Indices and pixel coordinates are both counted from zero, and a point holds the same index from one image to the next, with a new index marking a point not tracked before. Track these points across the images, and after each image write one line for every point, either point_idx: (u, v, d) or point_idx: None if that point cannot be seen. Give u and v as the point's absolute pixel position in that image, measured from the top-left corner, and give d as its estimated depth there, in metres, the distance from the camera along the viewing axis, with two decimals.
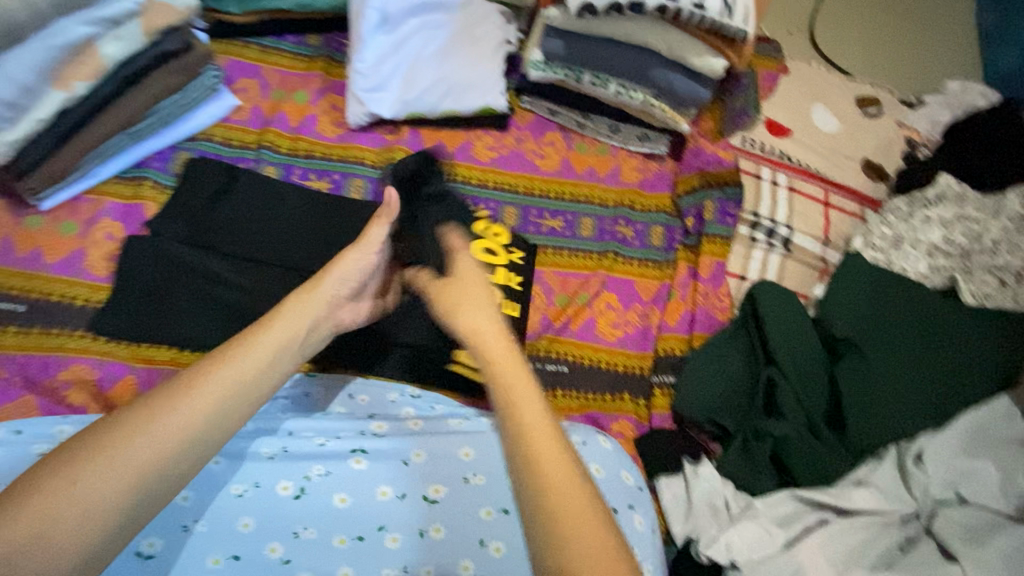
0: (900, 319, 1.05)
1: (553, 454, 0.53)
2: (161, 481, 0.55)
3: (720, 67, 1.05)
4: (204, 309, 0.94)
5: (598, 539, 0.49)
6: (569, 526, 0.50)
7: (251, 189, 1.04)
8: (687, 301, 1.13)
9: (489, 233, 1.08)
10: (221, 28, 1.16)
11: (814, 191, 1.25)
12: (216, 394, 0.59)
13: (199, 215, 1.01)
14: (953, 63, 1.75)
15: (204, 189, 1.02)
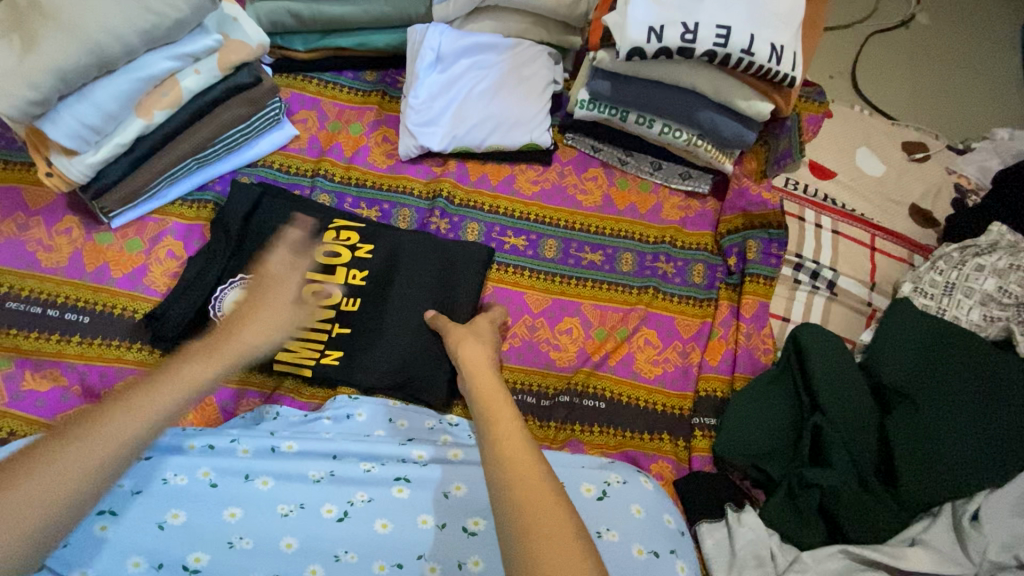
0: (954, 370, 1.01)
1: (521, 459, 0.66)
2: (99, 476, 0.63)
3: (766, 110, 1.06)
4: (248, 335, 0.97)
5: (556, 521, 0.60)
6: (537, 521, 0.59)
7: (288, 211, 1.05)
8: (729, 341, 1.12)
9: (338, 239, 1.04)
10: (287, 63, 1.23)
11: (859, 234, 1.24)
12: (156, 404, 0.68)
13: (240, 237, 1.02)
14: (999, 109, 1.74)
15: (245, 210, 1.04)
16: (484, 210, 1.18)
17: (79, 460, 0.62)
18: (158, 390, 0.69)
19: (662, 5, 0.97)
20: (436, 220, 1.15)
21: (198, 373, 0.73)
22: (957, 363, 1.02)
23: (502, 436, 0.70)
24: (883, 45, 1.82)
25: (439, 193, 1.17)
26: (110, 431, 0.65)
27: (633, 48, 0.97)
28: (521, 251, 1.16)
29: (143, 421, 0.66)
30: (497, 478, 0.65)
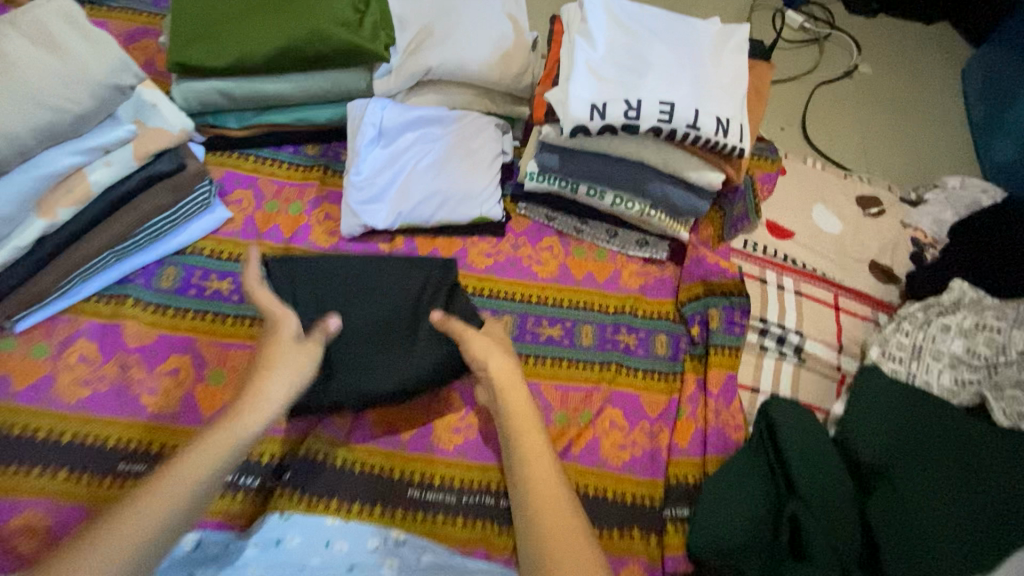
0: (915, 432, 0.99)
1: (551, 494, 0.73)
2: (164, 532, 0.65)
3: (718, 181, 1.01)
4: (325, 388, 0.92)
5: (573, 545, 0.68)
6: (567, 545, 0.68)
7: (394, 277, 1.01)
8: (698, 419, 1.06)
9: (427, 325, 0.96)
10: (220, 141, 1.18)
11: (822, 294, 1.22)
12: (218, 453, 0.71)
13: (351, 293, 0.99)
14: (948, 151, 1.79)
15: (374, 276, 1.00)
16: None
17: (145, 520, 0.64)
18: (218, 438, 0.72)
19: (603, 82, 0.95)
20: None
21: (268, 392, 0.78)
22: (916, 425, 1.00)
23: (530, 459, 0.76)
24: (828, 95, 1.86)
25: None
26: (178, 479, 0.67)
27: (576, 125, 0.93)
28: None
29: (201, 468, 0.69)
30: (525, 504, 0.73)
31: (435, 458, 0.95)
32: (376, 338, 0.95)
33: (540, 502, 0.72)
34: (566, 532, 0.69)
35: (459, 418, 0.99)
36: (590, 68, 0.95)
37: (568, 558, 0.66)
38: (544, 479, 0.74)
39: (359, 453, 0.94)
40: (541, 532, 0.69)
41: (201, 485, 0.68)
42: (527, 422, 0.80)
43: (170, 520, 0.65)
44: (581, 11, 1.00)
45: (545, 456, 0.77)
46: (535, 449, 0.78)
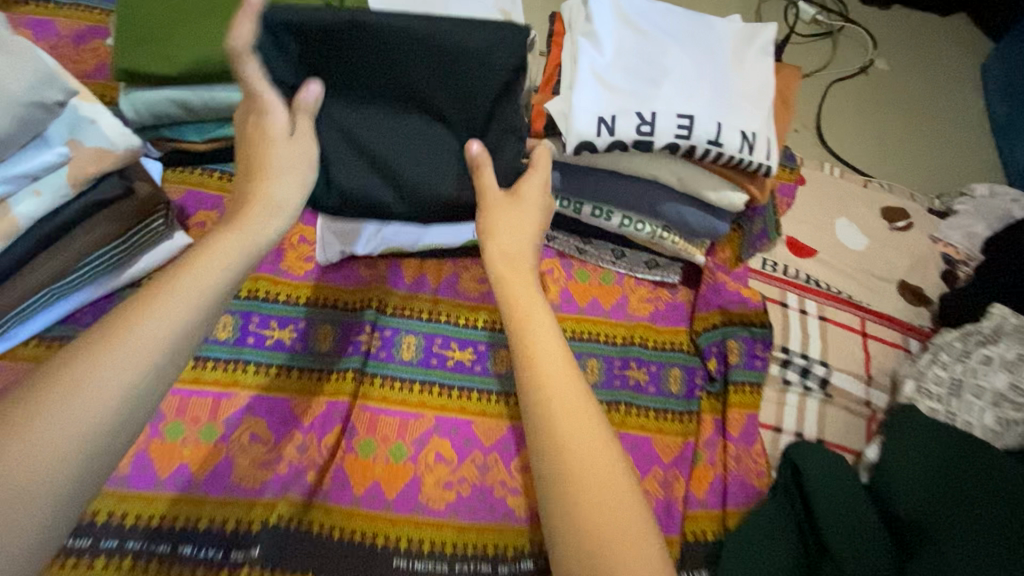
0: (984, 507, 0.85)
1: (585, 427, 0.62)
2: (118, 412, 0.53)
3: (740, 202, 0.90)
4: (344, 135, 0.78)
5: (623, 520, 0.58)
6: (610, 523, 0.57)
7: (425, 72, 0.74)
8: (717, 465, 0.95)
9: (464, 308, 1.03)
10: (180, 155, 1.06)
11: (848, 319, 1.11)
12: (182, 303, 0.58)
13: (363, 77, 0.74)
14: (969, 154, 1.69)
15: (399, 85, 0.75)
16: (422, 318, 1.02)
17: (90, 400, 0.51)
18: (195, 275, 0.60)
19: (612, 92, 0.83)
20: (363, 335, 0.98)
21: (250, 231, 0.66)
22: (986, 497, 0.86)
23: (546, 384, 0.63)
24: (844, 93, 1.74)
25: (367, 303, 1.01)
26: (144, 332, 0.55)
27: (581, 142, 0.81)
28: (468, 367, 0.99)
29: (160, 332, 0.56)
30: (544, 428, 0.62)
31: (423, 520, 0.86)
32: (382, 54, 0.72)
33: (565, 433, 0.61)
34: (616, 503, 0.58)
35: (451, 470, 0.90)
36: (597, 76, 0.83)
37: (632, 552, 0.56)
38: (580, 422, 0.62)
39: (337, 517, 0.84)
40: (571, 485, 0.59)
41: (165, 352, 0.56)
42: (539, 323, 0.67)
43: (146, 380, 0.54)
44: (586, 9, 0.88)
45: (565, 365, 0.65)
46: (554, 368, 0.65)
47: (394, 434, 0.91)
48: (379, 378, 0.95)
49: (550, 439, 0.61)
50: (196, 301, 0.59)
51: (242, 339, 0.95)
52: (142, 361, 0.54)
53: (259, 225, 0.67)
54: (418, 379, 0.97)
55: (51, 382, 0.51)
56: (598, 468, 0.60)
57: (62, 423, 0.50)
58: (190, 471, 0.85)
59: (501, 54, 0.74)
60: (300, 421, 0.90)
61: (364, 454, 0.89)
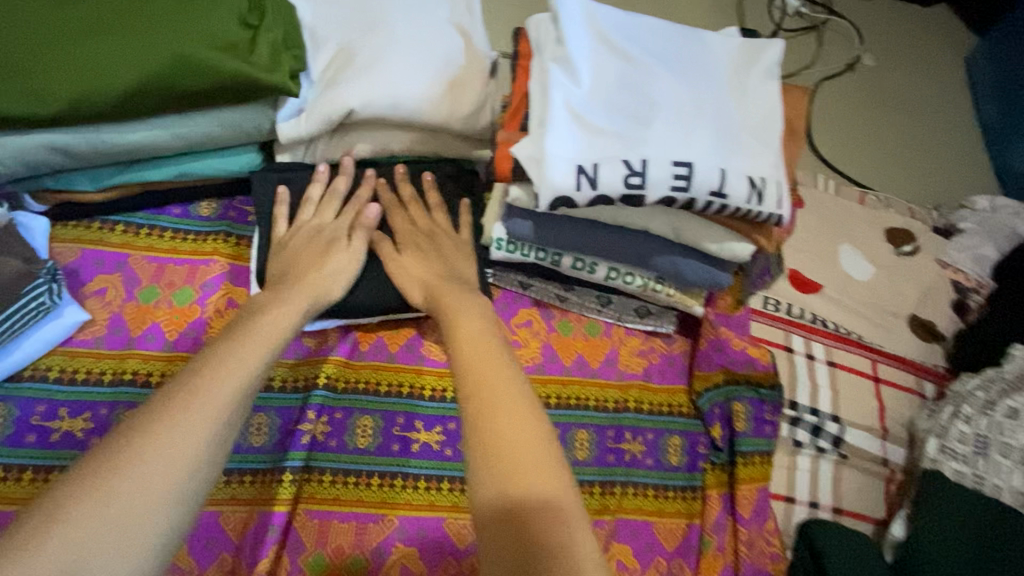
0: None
1: (504, 393, 0.57)
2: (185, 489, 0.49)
3: (745, 254, 0.77)
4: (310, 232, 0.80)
5: (543, 470, 0.53)
6: (529, 468, 0.52)
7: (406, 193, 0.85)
8: (727, 552, 0.83)
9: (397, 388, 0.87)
10: (71, 208, 0.87)
11: (858, 362, 1.00)
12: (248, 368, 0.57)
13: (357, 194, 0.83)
14: (961, 157, 1.61)
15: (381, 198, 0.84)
16: (379, 394, 0.86)
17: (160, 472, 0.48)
18: (254, 340, 0.61)
19: (592, 133, 0.68)
20: (307, 423, 0.81)
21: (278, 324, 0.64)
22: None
23: (473, 365, 0.60)
24: (832, 94, 1.63)
25: (314, 382, 0.84)
26: (195, 419, 0.51)
27: (558, 198, 0.66)
28: (436, 451, 0.84)
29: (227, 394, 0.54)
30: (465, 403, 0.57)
31: None
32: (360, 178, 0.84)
33: (483, 401, 0.56)
34: (535, 456, 0.53)
35: None
36: (574, 113, 0.68)
37: (547, 487, 0.52)
38: (500, 383, 0.58)
39: None
40: (490, 449, 0.53)
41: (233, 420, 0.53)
42: (466, 320, 0.68)
43: (209, 459, 0.51)
44: (557, 26, 0.72)
45: (489, 350, 0.62)
46: (485, 352, 0.62)
47: (349, 544, 0.77)
48: (327, 475, 0.80)
49: (465, 388, 0.58)
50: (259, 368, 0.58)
51: None
52: (209, 431, 0.51)
53: (290, 322, 0.66)
54: (377, 471, 0.81)
55: (116, 458, 0.48)
56: (524, 422, 0.55)
57: (153, 482, 0.47)
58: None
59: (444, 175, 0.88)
60: (230, 541, 0.75)
61: (314, 574, 0.75)
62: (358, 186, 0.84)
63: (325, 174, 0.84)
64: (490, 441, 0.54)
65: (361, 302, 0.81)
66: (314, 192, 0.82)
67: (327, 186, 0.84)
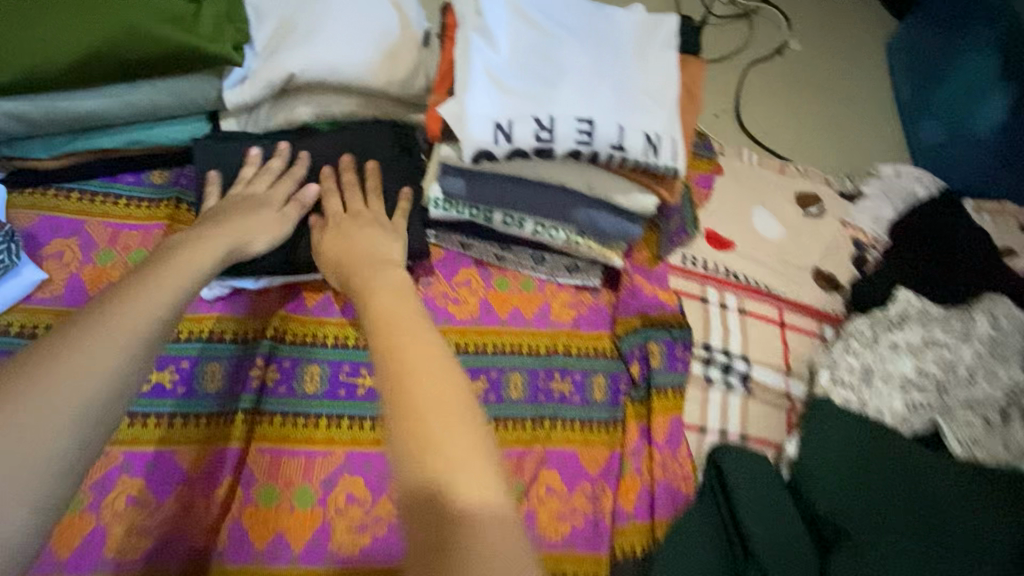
0: (898, 502, 0.86)
1: (404, 313, 0.60)
2: (111, 388, 0.53)
3: (651, 205, 0.87)
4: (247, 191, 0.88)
5: (431, 363, 0.54)
6: (414, 365, 0.53)
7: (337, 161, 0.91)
8: (643, 474, 0.93)
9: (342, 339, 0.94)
10: (28, 176, 0.92)
11: (766, 310, 1.12)
12: (169, 291, 0.62)
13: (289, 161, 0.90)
14: (878, 132, 1.75)
15: (314, 163, 0.91)
16: (328, 345, 0.93)
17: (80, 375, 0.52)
18: (171, 268, 0.66)
19: (508, 93, 0.76)
20: (256, 370, 0.88)
21: (195, 259, 0.69)
22: (897, 477, 0.88)
23: (377, 293, 0.64)
24: (762, 75, 1.76)
25: (262, 333, 0.91)
26: (115, 329, 0.55)
27: (478, 150, 0.75)
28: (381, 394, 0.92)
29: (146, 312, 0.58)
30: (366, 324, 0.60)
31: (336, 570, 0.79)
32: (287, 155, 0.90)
33: (383, 319, 0.59)
34: (424, 353, 0.55)
35: (363, 513, 0.83)
36: (490, 76, 0.77)
37: (429, 379, 0.53)
38: (402, 310, 0.60)
39: None
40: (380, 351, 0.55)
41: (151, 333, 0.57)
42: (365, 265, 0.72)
43: (127, 369, 0.54)
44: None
45: (396, 285, 0.66)
46: (388, 286, 0.66)
47: (298, 476, 0.84)
48: (277, 417, 0.87)
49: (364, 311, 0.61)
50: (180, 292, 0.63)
51: None
52: (126, 343, 0.55)
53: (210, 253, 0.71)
54: (324, 413, 0.89)
55: (31, 368, 0.50)
56: (418, 330, 0.57)
57: (79, 382, 0.51)
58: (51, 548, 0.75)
59: (372, 139, 0.93)
60: (186, 475, 0.81)
61: (266, 504, 0.81)
62: (287, 167, 0.89)
63: (258, 157, 0.89)
64: (383, 346, 0.56)
65: (305, 258, 0.88)
66: (248, 173, 0.88)
67: (261, 167, 0.89)
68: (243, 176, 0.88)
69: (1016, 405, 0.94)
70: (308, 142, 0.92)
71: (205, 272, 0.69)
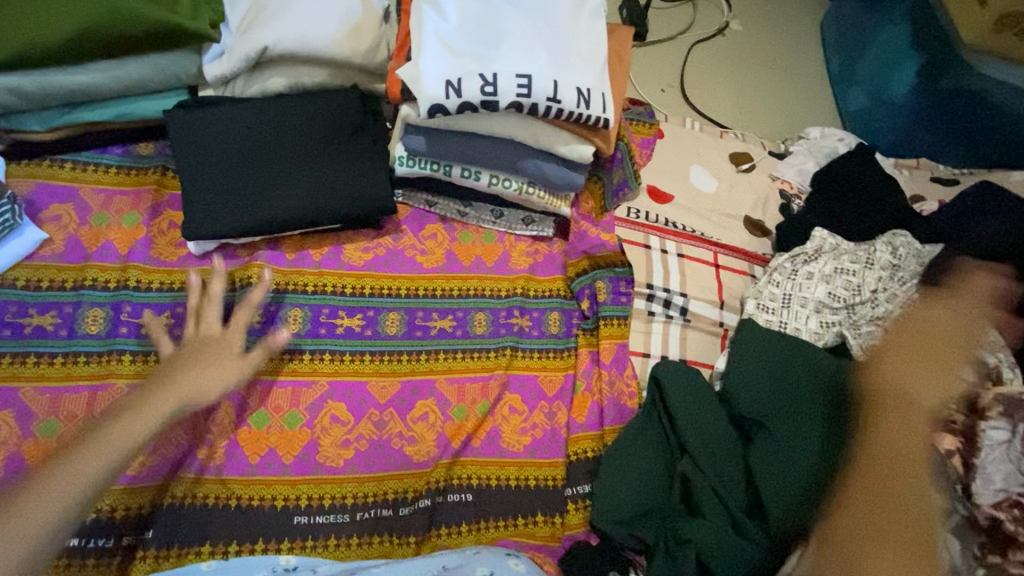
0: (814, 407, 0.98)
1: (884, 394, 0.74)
2: (96, 483, 0.68)
3: (588, 154, 1.00)
4: (232, 154, 0.99)
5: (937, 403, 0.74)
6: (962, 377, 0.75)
7: (308, 123, 1.02)
8: (593, 392, 1.07)
9: (320, 287, 1.04)
10: (24, 147, 1.01)
11: (702, 254, 1.26)
12: (168, 400, 0.77)
13: (266, 126, 1.01)
14: (813, 101, 1.91)
15: (287, 127, 1.01)
16: (309, 291, 1.04)
17: (78, 471, 0.67)
18: (178, 377, 0.80)
19: (456, 55, 0.88)
20: (249, 317, 1.00)
21: (156, 410, 0.75)
22: (812, 381, 1.01)
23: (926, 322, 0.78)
24: (704, 53, 1.91)
25: (247, 283, 1.00)
26: (121, 430, 0.72)
27: (433, 105, 0.87)
28: (358, 332, 1.02)
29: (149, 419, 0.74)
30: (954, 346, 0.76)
31: (323, 478, 0.91)
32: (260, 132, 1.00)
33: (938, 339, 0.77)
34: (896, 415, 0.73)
35: (347, 431, 0.94)
36: (441, 41, 0.88)
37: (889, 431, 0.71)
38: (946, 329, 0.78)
39: (235, 486, 0.88)
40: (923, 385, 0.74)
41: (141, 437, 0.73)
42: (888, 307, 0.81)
43: (113, 469, 0.70)
44: None
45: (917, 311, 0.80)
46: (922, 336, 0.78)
47: (286, 403, 0.94)
48: (257, 352, 0.97)
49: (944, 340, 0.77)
50: (183, 396, 0.78)
51: (115, 330, 0.94)
52: (117, 445, 0.70)
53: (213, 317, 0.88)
54: (308, 350, 0.99)
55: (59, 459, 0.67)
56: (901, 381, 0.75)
57: (78, 473, 0.67)
58: (28, 460, 0.84)
59: (337, 103, 1.04)
60: None
61: (258, 425, 0.92)
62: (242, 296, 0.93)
63: (200, 284, 0.93)
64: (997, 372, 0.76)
65: (283, 211, 0.98)
66: (195, 302, 0.92)
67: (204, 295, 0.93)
68: (195, 305, 0.92)
69: None
70: (280, 108, 1.02)
71: (170, 413, 0.77)
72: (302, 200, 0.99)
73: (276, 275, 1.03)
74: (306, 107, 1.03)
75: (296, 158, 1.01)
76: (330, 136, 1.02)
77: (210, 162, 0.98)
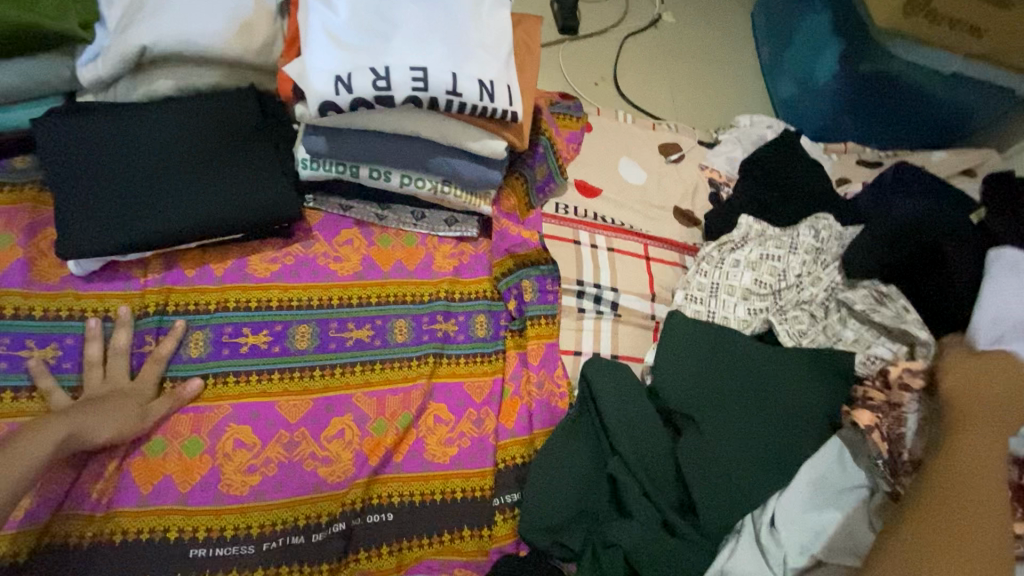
0: (741, 398, 0.97)
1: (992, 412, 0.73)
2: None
3: (500, 149, 0.97)
4: (114, 165, 0.91)
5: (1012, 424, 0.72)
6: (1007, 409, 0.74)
7: (199, 128, 0.95)
8: (522, 395, 1.03)
9: (223, 303, 0.97)
10: None
11: (632, 247, 1.23)
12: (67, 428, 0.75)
13: (152, 132, 0.93)
14: (745, 90, 1.92)
15: (177, 133, 0.94)
16: (211, 309, 0.97)
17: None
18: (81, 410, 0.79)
19: (346, 49, 0.83)
20: (145, 343, 0.93)
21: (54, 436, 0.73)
22: (738, 371, 0.99)
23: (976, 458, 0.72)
24: (637, 46, 1.90)
25: (145, 309, 0.95)
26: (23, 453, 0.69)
27: (323, 102, 0.82)
28: (265, 349, 0.96)
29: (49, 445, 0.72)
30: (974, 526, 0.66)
31: (224, 508, 0.85)
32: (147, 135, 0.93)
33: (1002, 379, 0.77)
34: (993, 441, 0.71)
35: (254, 456, 0.88)
36: (329, 34, 0.83)
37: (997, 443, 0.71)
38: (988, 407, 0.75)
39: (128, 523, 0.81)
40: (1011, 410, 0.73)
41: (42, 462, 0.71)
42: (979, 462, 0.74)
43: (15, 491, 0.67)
44: None
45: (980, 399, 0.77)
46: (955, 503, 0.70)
47: (186, 429, 0.88)
48: (177, 381, 0.92)
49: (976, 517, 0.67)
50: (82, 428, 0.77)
51: None
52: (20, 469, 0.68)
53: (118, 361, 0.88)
54: (211, 372, 0.93)
55: None
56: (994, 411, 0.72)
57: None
58: None
59: (232, 105, 0.97)
60: None
61: (153, 455, 0.85)
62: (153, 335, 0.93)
63: (97, 330, 0.89)
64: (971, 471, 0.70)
65: (173, 222, 0.91)
66: (94, 351, 0.89)
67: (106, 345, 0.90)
68: (94, 347, 0.89)
69: (833, 298, 1.10)
70: (168, 113, 0.95)
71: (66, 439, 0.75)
72: (195, 210, 0.92)
73: (174, 293, 0.97)
74: (198, 111, 0.96)
75: (186, 166, 0.93)
76: (225, 141, 0.95)
77: (90, 175, 0.90)
